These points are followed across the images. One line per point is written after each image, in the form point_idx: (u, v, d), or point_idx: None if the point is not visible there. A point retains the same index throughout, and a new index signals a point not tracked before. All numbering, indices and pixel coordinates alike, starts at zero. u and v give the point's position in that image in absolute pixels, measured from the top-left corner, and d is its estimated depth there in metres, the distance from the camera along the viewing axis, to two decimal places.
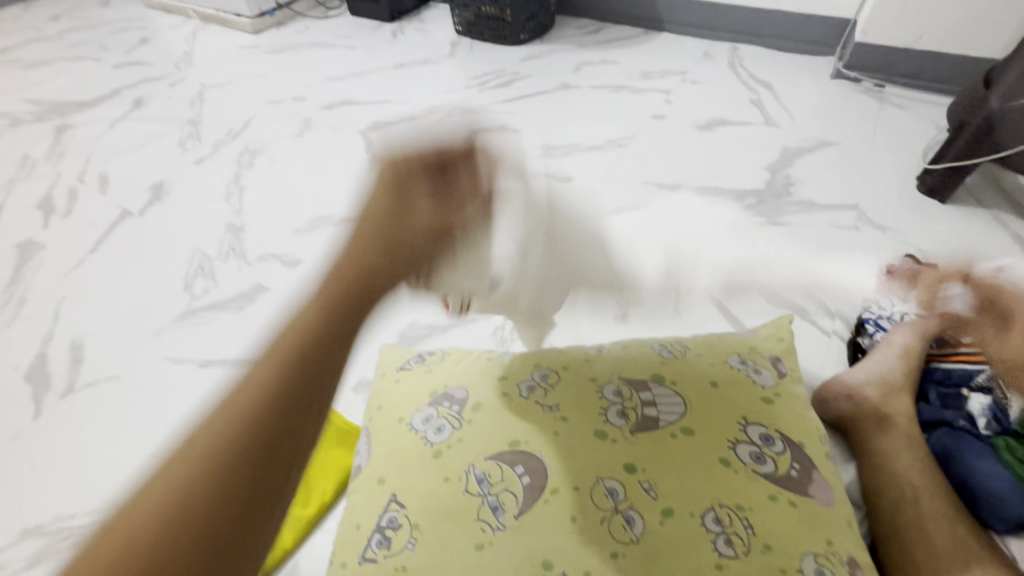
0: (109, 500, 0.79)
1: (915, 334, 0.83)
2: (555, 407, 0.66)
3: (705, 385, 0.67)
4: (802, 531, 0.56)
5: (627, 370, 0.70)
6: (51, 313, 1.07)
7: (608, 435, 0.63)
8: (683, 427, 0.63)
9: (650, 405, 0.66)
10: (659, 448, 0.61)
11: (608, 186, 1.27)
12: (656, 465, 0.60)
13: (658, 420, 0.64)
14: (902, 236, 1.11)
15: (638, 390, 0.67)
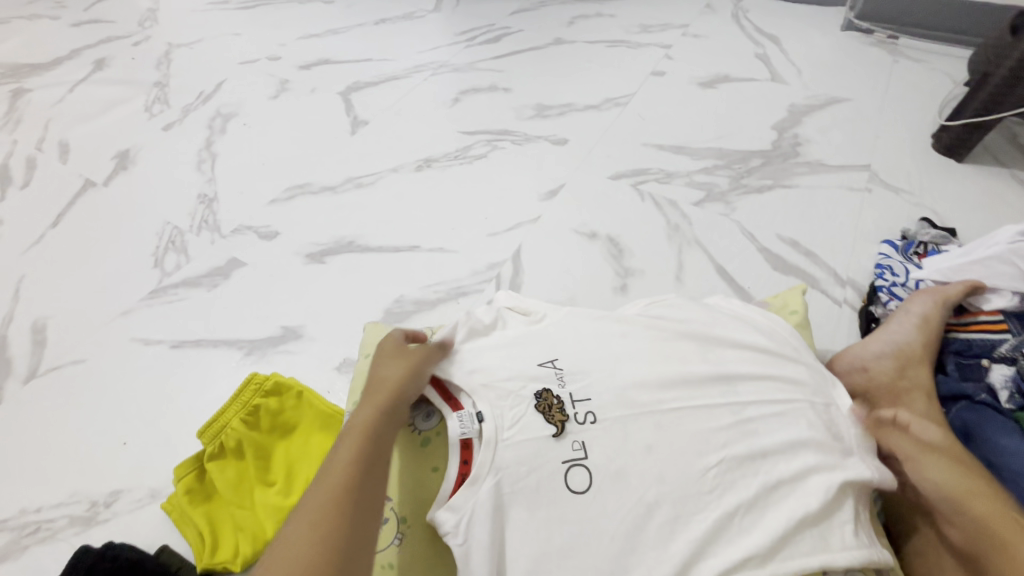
0: (77, 491, 0.74)
1: (935, 302, 0.77)
2: (563, 370, 0.58)
3: (719, 359, 0.60)
4: (815, 512, 0.51)
5: (631, 330, 0.62)
6: (10, 293, 1.00)
7: (607, 407, 0.55)
8: (686, 398, 0.56)
9: (652, 368, 0.58)
10: (665, 429, 0.54)
11: (606, 148, 1.19)
12: (661, 447, 0.53)
13: (661, 389, 0.56)
14: (916, 197, 1.05)
15: (642, 353, 0.59)
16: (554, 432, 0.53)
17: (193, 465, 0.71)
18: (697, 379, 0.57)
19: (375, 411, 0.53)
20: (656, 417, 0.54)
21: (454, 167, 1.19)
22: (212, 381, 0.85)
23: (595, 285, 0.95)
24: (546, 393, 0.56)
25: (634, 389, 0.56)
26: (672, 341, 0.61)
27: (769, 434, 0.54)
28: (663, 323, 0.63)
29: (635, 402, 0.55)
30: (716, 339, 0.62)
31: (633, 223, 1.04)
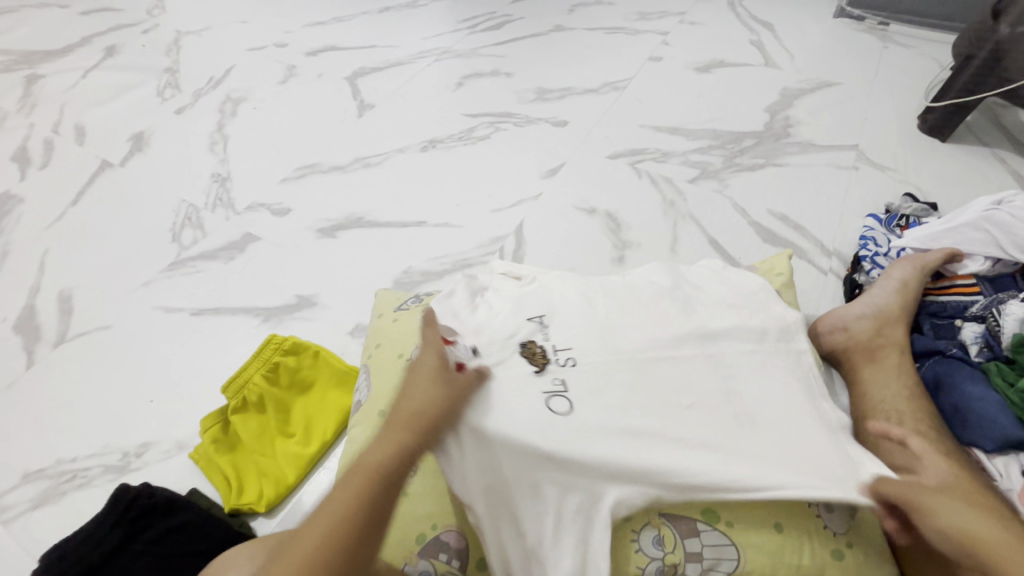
0: (110, 443, 0.79)
1: (914, 268, 0.81)
2: (548, 325, 0.63)
3: (700, 313, 0.65)
4: (789, 444, 0.55)
5: (626, 294, 0.68)
6: (36, 265, 1.05)
7: (596, 350, 0.60)
8: (666, 352, 0.61)
9: (635, 323, 0.63)
10: (649, 376, 0.59)
11: (604, 130, 1.24)
12: (642, 391, 0.58)
13: (644, 341, 0.61)
14: (900, 174, 1.10)
15: (629, 311, 0.65)
16: (535, 370, 0.58)
17: (218, 417, 0.76)
18: (680, 333, 0.63)
19: (395, 443, 0.52)
20: (641, 364, 0.60)
21: (458, 147, 1.23)
22: (232, 345, 0.90)
23: (593, 257, 1.00)
24: (529, 344, 0.61)
25: (614, 343, 0.61)
26: (660, 298, 0.67)
27: (742, 378, 0.60)
28: (653, 284, 0.69)
29: (621, 351, 0.60)
30: (699, 300, 0.67)
31: (630, 199, 1.09)
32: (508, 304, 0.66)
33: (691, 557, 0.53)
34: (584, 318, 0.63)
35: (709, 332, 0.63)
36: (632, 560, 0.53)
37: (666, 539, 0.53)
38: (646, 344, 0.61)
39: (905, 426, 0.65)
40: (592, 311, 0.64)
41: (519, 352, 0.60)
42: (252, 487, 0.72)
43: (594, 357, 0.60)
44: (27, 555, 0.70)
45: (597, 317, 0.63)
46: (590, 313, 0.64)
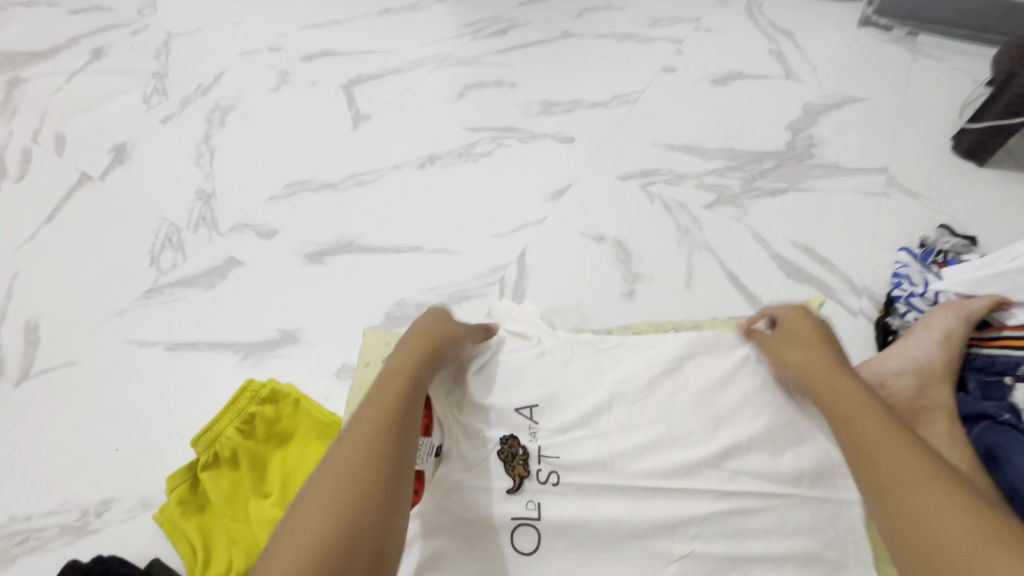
0: (68, 500, 0.72)
1: (957, 317, 0.74)
2: (539, 421, 0.56)
3: (721, 377, 0.58)
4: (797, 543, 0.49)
5: (642, 354, 0.61)
6: (4, 290, 0.98)
7: (586, 451, 0.54)
8: (677, 437, 0.54)
9: (636, 406, 0.56)
10: (657, 466, 0.52)
11: (614, 148, 1.16)
12: (647, 483, 0.52)
13: (648, 420, 0.55)
14: (934, 204, 1.02)
15: (633, 388, 0.57)
16: (509, 486, 0.52)
17: (186, 475, 0.69)
18: (694, 399, 0.56)
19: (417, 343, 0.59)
20: (647, 450, 0.53)
21: (458, 165, 1.15)
22: (208, 386, 0.83)
23: (602, 291, 0.93)
24: (507, 451, 0.54)
25: (618, 428, 0.55)
26: (687, 362, 0.59)
27: (761, 458, 0.53)
28: (681, 343, 0.61)
29: (615, 457, 0.53)
30: (717, 361, 0.60)
31: (641, 225, 1.01)
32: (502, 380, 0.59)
33: None
34: (584, 396, 0.57)
35: (729, 403, 0.56)
36: None
37: None
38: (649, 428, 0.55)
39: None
40: (587, 394, 0.58)
41: (495, 459, 0.53)
42: (221, 558, 0.64)
43: (589, 455, 0.53)
44: None
45: (603, 391, 0.57)
46: (594, 388, 0.58)
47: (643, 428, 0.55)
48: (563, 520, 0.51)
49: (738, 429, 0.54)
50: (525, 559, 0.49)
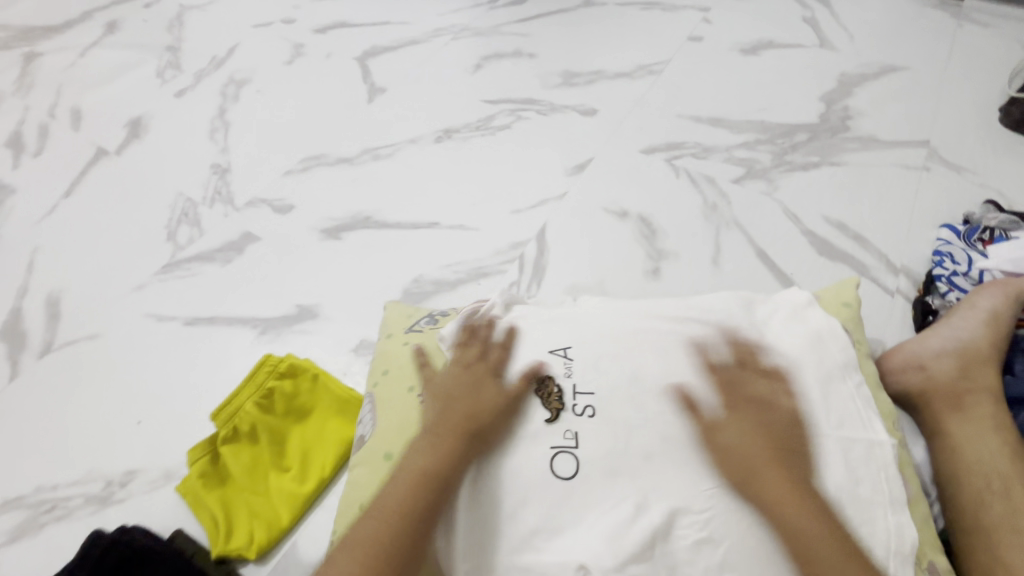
0: (93, 470, 0.73)
1: (1006, 295, 0.70)
2: (573, 360, 0.58)
3: (744, 347, 0.59)
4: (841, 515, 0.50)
5: (672, 319, 0.61)
6: (24, 264, 0.98)
7: (625, 391, 0.55)
8: (708, 405, 0.54)
9: (669, 351, 0.58)
10: (697, 433, 0.52)
11: (638, 120, 1.11)
12: (691, 448, 0.52)
13: (682, 365, 0.57)
14: (980, 177, 0.97)
15: (673, 341, 0.59)
16: (547, 417, 0.55)
17: (206, 449, 0.69)
18: (727, 368, 0.57)
19: (451, 408, 0.55)
20: (679, 418, 0.53)
21: (476, 138, 1.12)
22: (227, 360, 0.83)
23: (625, 268, 0.90)
24: (545, 383, 0.57)
25: (650, 396, 0.55)
26: (719, 332, 0.60)
27: (793, 430, 0.53)
28: (715, 313, 0.62)
29: (652, 403, 0.54)
30: (742, 326, 0.61)
31: (666, 200, 0.97)
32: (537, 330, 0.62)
33: None
34: (614, 342, 0.59)
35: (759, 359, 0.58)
36: None
37: None
38: (681, 394, 0.55)
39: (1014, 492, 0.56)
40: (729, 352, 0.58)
41: (535, 395, 0.56)
42: (242, 531, 0.65)
43: (622, 407, 0.54)
44: None
45: (635, 348, 0.58)
46: (625, 338, 0.59)
47: (670, 396, 0.55)
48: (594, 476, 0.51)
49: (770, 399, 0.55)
50: (564, 487, 0.51)
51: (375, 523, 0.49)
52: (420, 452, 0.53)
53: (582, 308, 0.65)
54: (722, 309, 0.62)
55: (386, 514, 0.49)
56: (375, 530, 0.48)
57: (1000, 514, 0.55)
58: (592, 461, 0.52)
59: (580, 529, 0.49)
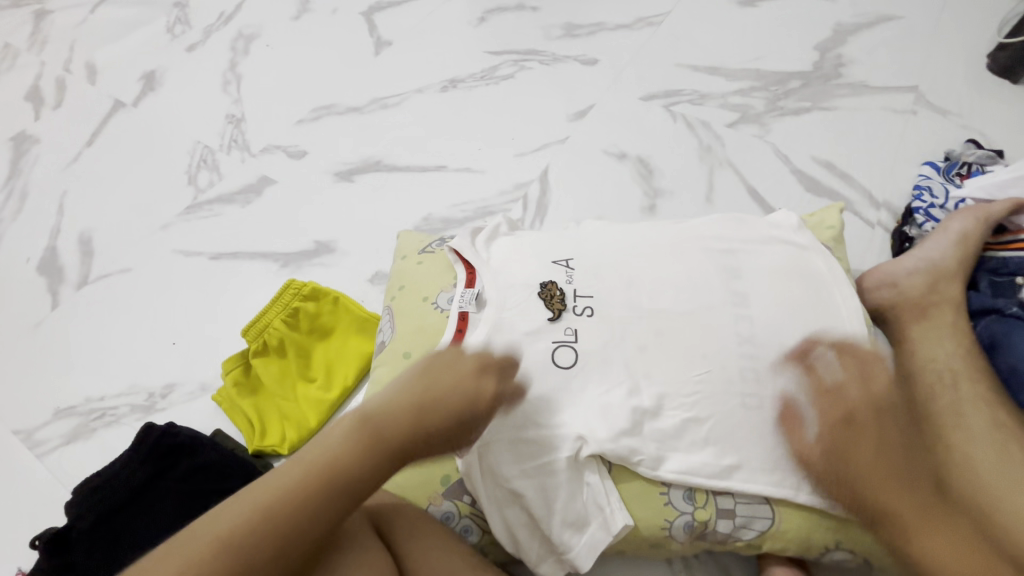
0: (136, 384, 0.80)
1: (976, 219, 0.74)
2: (574, 270, 0.63)
3: (731, 256, 0.63)
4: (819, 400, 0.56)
5: (668, 235, 0.66)
6: (54, 207, 1.04)
7: (622, 296, 0.60)
8: (701, 303, 0.59)
9: (664, 263, 0.62)
10: (690, 326, 0.58)
11: (638, 69, 1.15)
12: (683, 341, 0.57)
13: (676, 272, 0.61)
14: (964, 119, 1.01)
15: (669, 251, 0.63)
16: (550, 316, 0.59)
17: (239, 360, 0.76)
18: (718, 273, 0.61)
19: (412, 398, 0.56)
20: (669, 315, 0.58)
21: (480, 88, 1.16)
22: (252, 289, 0.89)
23: (623, 206, 0.96)
24: (550, 287, 0.61)
25: (645, 299, 0.59)
26: (712, 244, 0.64)
27: (774, 324, 0.58)
28: (708, 228, 0.66)
29: (647, 306, 0.59)
30: (734, 238, 0.65)
31: (662, 143, 1.02)
32: (541, 247, 0.66)
33: (722, 513, 0.55)
34: (612, 256, 0.64)
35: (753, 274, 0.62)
36: (661, 513, 0.55)
37: (698, 497, 0.54)
38: (675, 296, 0.60)
39: (961, 386, 0.62)
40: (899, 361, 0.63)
41: (540, 298, 0.60)
42: (275, 432, 0.72)
43: (617, 309, 0.59)
44: (63, 488, 0.73)
45: (631, 260, 0.63)
46: (622, 253, 0.64)
47: (662, 299, 0.59)
48: (589, 364, 0.57)
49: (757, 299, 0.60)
50: (564, 375, 0.56)
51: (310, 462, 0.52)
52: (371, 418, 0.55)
53: (586, 229, 0.69)
54: (716, 226, 0.67)
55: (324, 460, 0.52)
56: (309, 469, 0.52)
57: (947, 402, 0.61)
58: (590, 353, 0.57)
59: (577, 407, 0.55)
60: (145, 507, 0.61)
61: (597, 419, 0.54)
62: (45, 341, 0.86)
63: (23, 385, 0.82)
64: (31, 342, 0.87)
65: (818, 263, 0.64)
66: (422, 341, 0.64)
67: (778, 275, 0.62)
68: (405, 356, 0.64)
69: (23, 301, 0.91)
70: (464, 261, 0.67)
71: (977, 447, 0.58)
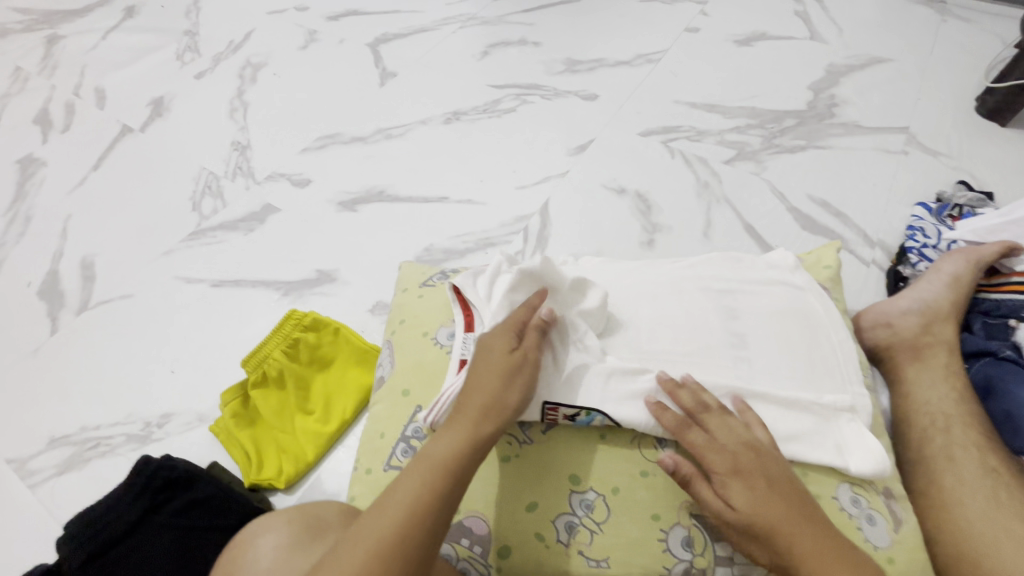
0: (132, 413, 0.80)
1: (968, 261, 0.76)
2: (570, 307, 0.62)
3: (725, 295, 0.64)
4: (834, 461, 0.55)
5: (670, 274, 0.67)
6: (58, 231, 1.05)
7: (619, 330, 0.61)
8: (698, 344, 0.60)
9: (663, 303, 0.63)
10: (698, 370, 0.58)
11: (636, 105, 1.17)
12: None
13: (674, 312, 0.62)
14: (954, 161, 1.03)
15: (665, 290, 0.64)
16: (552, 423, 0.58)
17: (238, 392, 0.76)
18: (715, 312, 0.62)
19: (450, 442, 0.52)
20: (664, 362, 0.58)
21: (483, 121, 1.18)
22: (253, 318, 0.90)
23: (622, 239, 0.97)
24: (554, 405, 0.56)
25: (641, 342, 0.60)
26: (709, 283, 0.65)
27: (767, 365, 0.59)
28: (703, 264, 0.68)
29: (646, 346, 0.60)
30: (734, 277, 0.66)
31: (661, 178, 1.04)
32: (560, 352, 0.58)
33: (720, 561, 0.53)
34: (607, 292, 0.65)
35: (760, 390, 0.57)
36: (658, 560, 0.53)
37: (696, 542, 0.53)
38: (671, 339, 0.60)
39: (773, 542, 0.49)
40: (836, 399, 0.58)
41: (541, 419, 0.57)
42: (271, 463, 0.72)
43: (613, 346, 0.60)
44: (54, 518, 0.72)
45: (628, 300, 0.63)
46: (614, 293, 0.65)
47: (654, 342, 0.60)
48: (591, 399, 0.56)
49: (754, 341, 0.60)
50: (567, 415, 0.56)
51: (397, 510, 0.48)
52: (435, 451, 0.52)
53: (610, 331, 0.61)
54: (714, 262, 0.68)
55: (408, 508, 0.48)
56: (399, 519, 0.48)
57: (938, 447, 0.61)
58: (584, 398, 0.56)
59: (581, 447, 0.57)
60: (140, 545, 0.59)
61: (620, 470, 0.56)
62: (42, 367, 0.86)
63: (17, 411, 0.82)
64: (28, 367, 0.87)
65: (816, 304, 0.65)
66: (420, 378, 0.64)
67: (774, 315, 0.63)
68: (402, 391, 0.64)
69: (22, 326, 0.90)
70: (462, 301, 0.66)
71: (966, 494, 0.58)
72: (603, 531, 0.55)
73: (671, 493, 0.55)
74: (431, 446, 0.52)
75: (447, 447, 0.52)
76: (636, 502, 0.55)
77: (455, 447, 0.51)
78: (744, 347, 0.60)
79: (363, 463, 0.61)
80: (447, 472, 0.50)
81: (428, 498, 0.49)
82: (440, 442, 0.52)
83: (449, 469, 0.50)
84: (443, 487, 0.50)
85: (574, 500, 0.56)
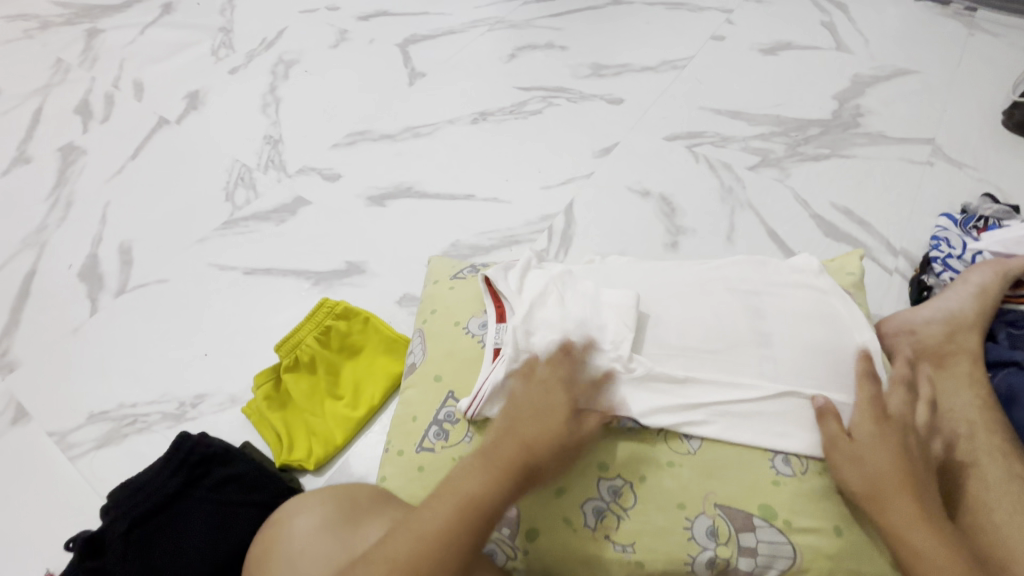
0: (167, 392, 0.83)
1: (996, 273, 0.77)
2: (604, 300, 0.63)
3: (753, 295, 0.65)
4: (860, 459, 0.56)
5: (697, 273, 0.68)
6: (98, 216, 1.08)
7: (649, 324, 0.62)
8: (726, 340, 0.61)
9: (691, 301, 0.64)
10: (724, 364, 0.59)
11: (661, 110, 1.19)
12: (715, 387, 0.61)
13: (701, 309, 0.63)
14: (980, 173, 1.04)
15: (693, 288, 0.66)
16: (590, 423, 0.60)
17: (271, 375, 0.78)
18: (742, 310, 0.63)
19: (485, 474, 0.53)
20: (691, 358, 0.60)
21: (510, 121, 1.20)
22: (284, 305, 0.92)
23: (645, 241, 0.99)
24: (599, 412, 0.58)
25: (671, 335, 0.61)
26: (736, 283, 0.66)
27: (793, 363, 0.59)
28: (728, 265, 0.69)
29: (675, 342, 0.61)
30: (759, 277, 0.67)
31: (684, 182, 1.06)
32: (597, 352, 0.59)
33: (743, 551, 0.54)
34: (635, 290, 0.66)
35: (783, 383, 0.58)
36: (683, 548, 0.54)
37: (721, 532, 0.54)
38: (698, 333, 0.61)
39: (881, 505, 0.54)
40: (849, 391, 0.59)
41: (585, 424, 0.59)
42: (302, 443, 0.75)
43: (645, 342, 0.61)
44: (92, 489, 0.75)
45: (657, 296, 0.65)
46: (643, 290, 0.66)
47: (683, 335, 0.61)
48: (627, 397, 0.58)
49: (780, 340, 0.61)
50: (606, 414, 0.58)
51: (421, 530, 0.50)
52: (470, 482, 0.53)
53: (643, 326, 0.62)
54: (740, 263, 0.69)
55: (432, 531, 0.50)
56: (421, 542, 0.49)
57: (966, 450, 0.62)
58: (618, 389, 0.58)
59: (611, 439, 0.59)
60: (176, 515, 0.61)
61: (647, 459, 0.57)
62: (81, 346, 0.89)
63: (57, 387, 0.85)
64: (67, 346, 0.90)
65: (840, 307, 0.65)
66: (452, 366, 0.65)
67: (801, 315, 0.63)
68: (434, 377, 0.66)
69: (62, 306, 0.94)
70: (493, 292, 0.67)
71: (991, 497, 0.59)
72: (630, 517, 0.56)
73: (696, 484, 0.56)
74: (464, 474, 0.54)
75: (482, 479, 0.53)
76: (662, 490, 0.56)
77: (489, 481, 0.53)
78: (771, 345, 0.60)
79: (397, 444, 0.64)
80: (477, 503, 0.52)
81: (454, 524, 0.50)
82: (475, 472, 0.54)
83: (478, 501, 0.52)
84: (469, 518, 0.51)
85: (602, 486, 0.57)
